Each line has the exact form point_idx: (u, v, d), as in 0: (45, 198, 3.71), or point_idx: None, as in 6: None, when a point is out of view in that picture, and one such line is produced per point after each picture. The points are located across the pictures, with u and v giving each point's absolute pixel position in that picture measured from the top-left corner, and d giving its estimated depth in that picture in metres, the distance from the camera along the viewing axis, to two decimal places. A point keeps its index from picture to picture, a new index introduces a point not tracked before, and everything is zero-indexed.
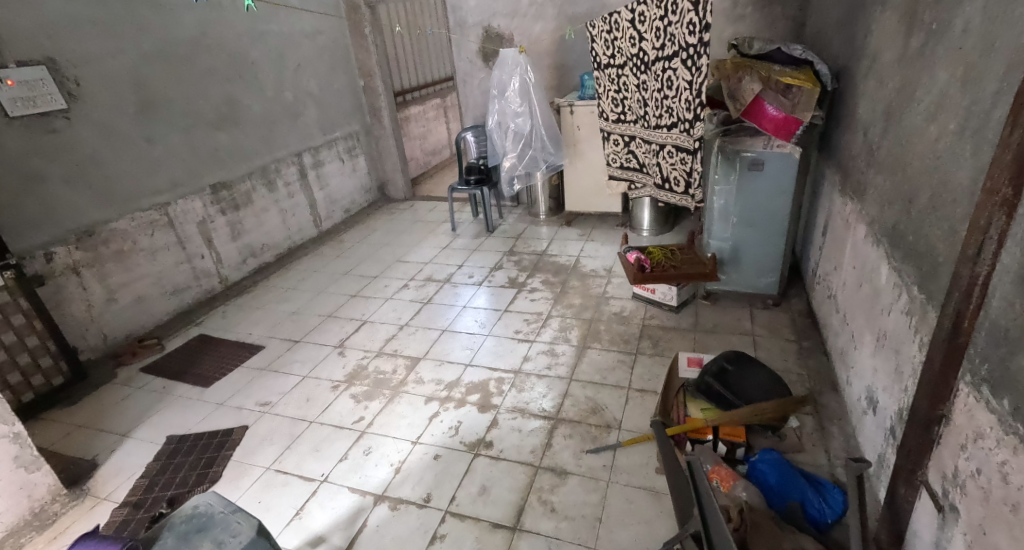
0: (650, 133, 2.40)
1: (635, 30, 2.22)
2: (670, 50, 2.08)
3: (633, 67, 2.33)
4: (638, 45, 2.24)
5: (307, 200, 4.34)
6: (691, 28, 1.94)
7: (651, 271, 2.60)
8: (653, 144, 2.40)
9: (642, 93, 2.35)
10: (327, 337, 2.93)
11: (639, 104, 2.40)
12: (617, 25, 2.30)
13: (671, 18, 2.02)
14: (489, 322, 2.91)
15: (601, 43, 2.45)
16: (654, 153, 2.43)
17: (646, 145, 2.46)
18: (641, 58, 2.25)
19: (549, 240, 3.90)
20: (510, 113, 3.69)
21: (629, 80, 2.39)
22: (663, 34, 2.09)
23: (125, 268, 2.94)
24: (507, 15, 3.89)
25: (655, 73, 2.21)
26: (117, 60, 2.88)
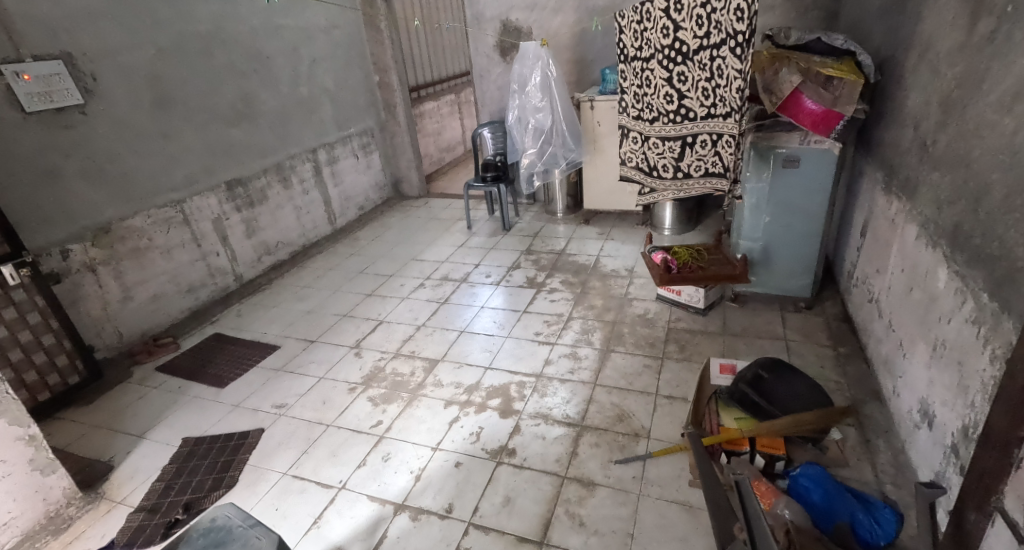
0: (675, 130, 2.29)
1: (668, 20, 2.11)
2: (714, 37, 1.99)
3: (662, 59, 2.20)
4: (670, 35, 2.12)
5: (321, 197, 4.29)
6: (742, 15, 1.87)
7: (678, 272, 2.52)
8: (677, 140, 2.30)
9: (668, 88, 2.23)
10: (343, 338, 2.88)
11: (663, 100, 2.28)
12: (650, 14, 2.18)
13: (716, 4, 1.93)
14: (508, 323, 2.84)
15: (629, 33, 2.34)
16: (677, 151, 2.32)
17: (667, 144, 2.35)
18: (675, 50, 2.13)
19: (567, 239, 3.81)
20: (531, 108, 3.59)
21: (654, 74, 2.27)
22: (705, 22, 1.99)
23: (142, 266, 2.91)
24: (526, 8, 3.80)
25: (691, 64, 2.11)
26: (133, 55, 2.84)
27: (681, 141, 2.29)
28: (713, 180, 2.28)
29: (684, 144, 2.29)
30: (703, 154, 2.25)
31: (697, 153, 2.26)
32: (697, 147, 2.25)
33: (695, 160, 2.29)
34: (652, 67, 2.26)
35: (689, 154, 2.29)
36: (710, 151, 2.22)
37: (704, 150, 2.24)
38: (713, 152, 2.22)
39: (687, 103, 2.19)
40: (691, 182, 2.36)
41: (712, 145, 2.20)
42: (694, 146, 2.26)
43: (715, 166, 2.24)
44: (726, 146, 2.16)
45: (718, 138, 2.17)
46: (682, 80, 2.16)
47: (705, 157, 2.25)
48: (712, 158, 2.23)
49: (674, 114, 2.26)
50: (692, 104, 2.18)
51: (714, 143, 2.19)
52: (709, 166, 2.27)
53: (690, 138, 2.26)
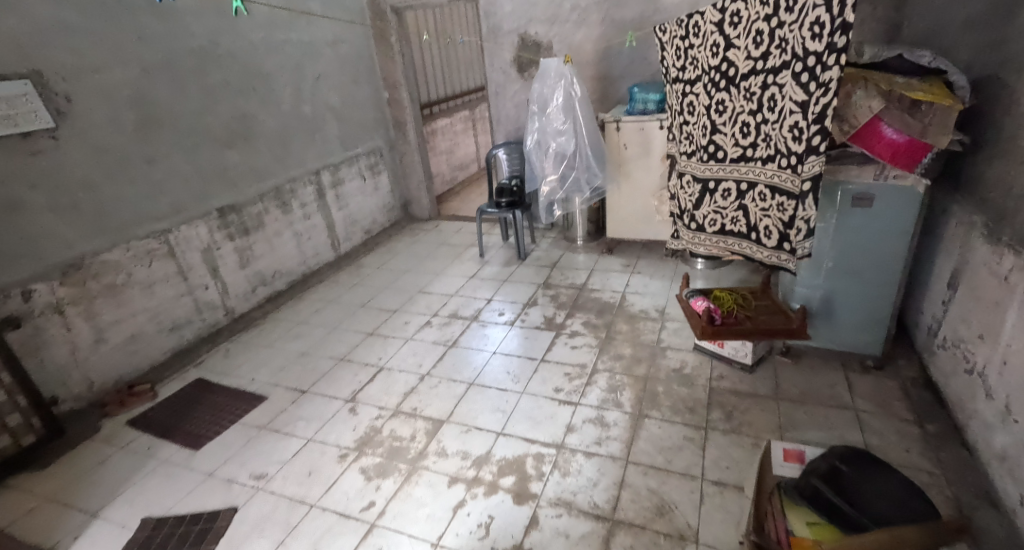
0: (702, 169, 1.96)
1: (718, 35, 1.76)
2: (769, 57, 1.61)
3: (706, 82, 1.87)
4: (719, 55, 1.78)
5: (324, 222, 4.01)
6: (816, 30, 1.45)
7: (722, 325, 2.15)
8: (702, 181, 1.97)
9: (706, 118, 1.89)
10: (338, 388, 2.56)
11: (699, 131, 1.95)
12: (698, 28, 1.84)
13: (784, 17, 1.53)
14: (524, 373, 2.50)
15: (671, 49, 2.03)
16: (698, 196, 2.00)
17: (693, 184, 2.03)
18: (721, 73, 1.79)
19: (589, 272, 3.47)
20: (552, 132, 3.25)
21: (693, 100, 1.96)
22: (765, 38, 1.61)
23: (119, 304, 2.63)
24: (547, 21, 3.51)
25: (736, 91, 1.75)
26: (114, 74, 2.58)
27: (704, 185, 1.96)
28: (728, 238, 1.94)
29: (706, 189, 1.96)
30: (721, 204, 1.91)
31: (716, 202, 1.93)
32: (718, 195, 1.91)
33: (712, 211, 1.96)
34: (693, 91, 1.94)
35: (708, 202, 1.96)
36: (730, 203, 1.88)
37: (723, 200, 1.90)
38: (733, 204, 1.87)
39: (721, 139, 1.85)
40: (704, 236, 2.03)
41: (735, 196, 1.85)
42: (715, 194, 1.93)
43: (734, 223, 1.89)
44: (752, 199, 1.80)
45: (743, 188, 1.81)
46: (720, 110, 1.82)
47: (722, 208, 1.91)
48: (732, 211, 1.88)
49: (704, 150, 1.94)
50: (724, 141, 1.84)
51: (738, 194, 1.84)
52: (726, 221, 1.92)
53: (713, 182, 1.92)
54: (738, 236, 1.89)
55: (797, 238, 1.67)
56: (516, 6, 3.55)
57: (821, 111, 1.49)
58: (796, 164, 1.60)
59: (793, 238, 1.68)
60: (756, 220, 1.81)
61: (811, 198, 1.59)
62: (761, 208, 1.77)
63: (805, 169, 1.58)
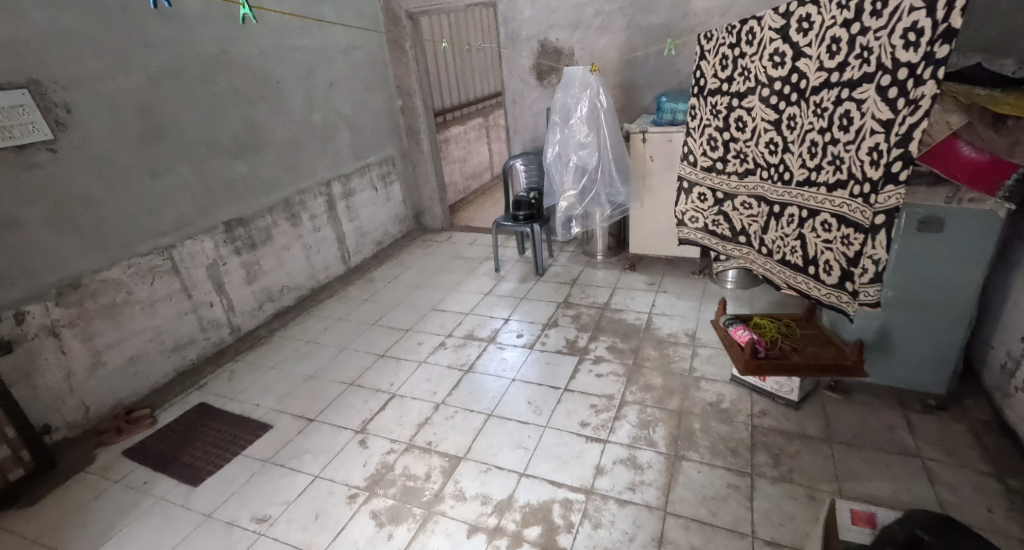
0: (764, 190, 1.78)
1: (784, 43, 1.59)
2: (846, 68, 1.43)
3: (765, 96, 1.70)
4: (786, 65, 1.60)
5: (335, 234, 3.87)
6: (911, 38, 1.26)
7: (767, 359, 1.96)
8: (764, 203, 1.79)
9: (768, 134, 1.72)
10: (347, 417, 2.41)
11: (759, 149, 1.77)
12: (759, 35, 1.67)
13: (868, 23, 1.35)
14: (546, 404, 2.33)
15: (720, 58, 1.87)
16: (762, 219, 1.82)
17: (756, 204, 1.83)
18: (788, 85, 1.61)
19: (611, 290, 3.29)
20: (574, 144, 3.05)
21: (746, 115, 1.79)
22: (842, 46, 1.43)
23: (119, 324, 2.49)
24: (568, 26, 3.35)
25: (806, 106, 1.57)
26: (117, 83, 2.45)
27: (767, 210, 1.78)
28: (786, 269, 1.76)
29: (769, 212, 1.78)
30: (784, 230, 1.72)
31: (778, 229, 1.75)
32: (782, 220, 1.73)
33: (775, 238, 1.78)
34: (747, 105, 1.77)
35: (773, 227, 1.77)
36: (792, 230, 1.69)
37: (785, 226, 1.72)
38: (795, 231, 1.68)
39: (788, 158, 1.66)
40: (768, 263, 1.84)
41: (798, 224, 1.66)
42: (777, 220, 1.75)
43: (794, 254, 1.71)
44: (812, 229, 1.61)
45: (804, 216, 1.63)
46: (787, 126, 1.64)
47: (784, 234, 1.73)
48: (793, 239, 1.70)
49: (765, 170, 1.76)
50: (790, 161, 1.66)
51: (799, 222, 1.66)
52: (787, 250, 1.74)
53: (777, 206, 1.74)
54: (795, 268, 1.71)
55: (861, 278, 1.49)
56: (536, 11, 3.40)
57: (906, 133, 1.29)
58: (869, 194, 1.41)
59: (857, 277, 1.50)
60: (815, 252, 1.62)
61: (882, 233, 1.40)
62: (822, 238, 1.58)
63: (879, 200, 1.38)
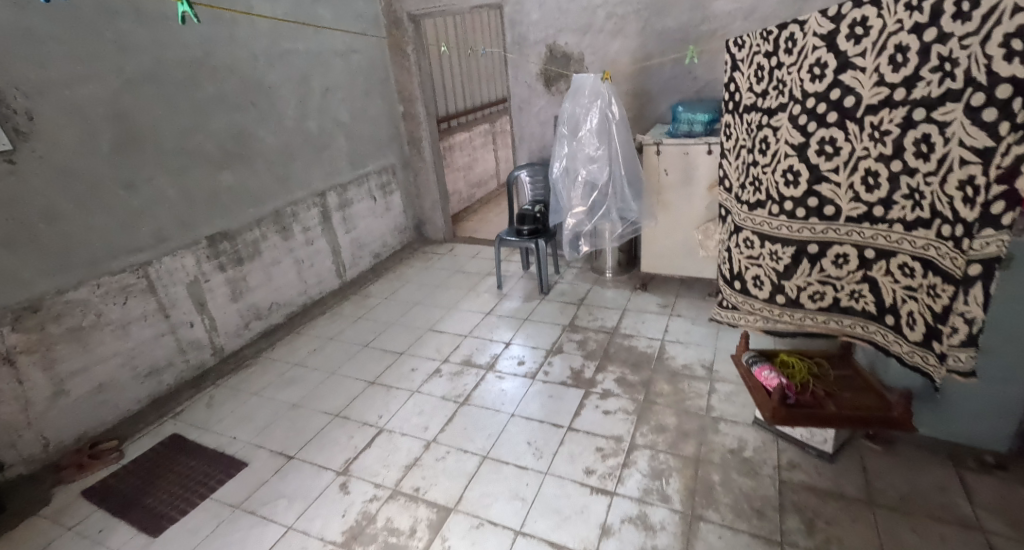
0: (775, 227, 1.62)
1: (829, 52, 1.36)
2: (914, 84, 1.21)
3: (798, 115, 1.48)
4: (827, 78, 1.38)
5: (329, 247, 3.68)
6: (1016, 46, 1.03)
7: (798, 407, 1.72)
8: (778, 243, 1.62)
9: (797, 160, 1.51)
10: (330, 455, 2.20)
11: (776, 177, 1.58)
12: (795, 45, 1.45)
13: (949, 28, 1.13)
14: (547, 445, 2.12)
15: (750, 69, 1.65)
16: (788, 258, 1.61)
17: (757, 243, 1.71)
18: (830, 104, 1.39)
19: (621, 312, 3.07)
20: (583, 158, 2.83)
21: (773, 136, 1.58)
22: (910, 57, 1.21)
23: (85, 349, 2.30)
24: (579, 30, 3.14)
25: (857, 127, 1.35)
26: (89, 87, 2.27)
27: (797, 248, 1.58)
28: (843, 316, 1.56)
29: (783, 252, 1.62)
30: (821, 272, 1.55)
31: (823, 272, 1.54)
32: (819, 262, 1.54)
33: (814, 282, 1.57)
34: (775, 124, 1.56)
35: (814, 269, 1.56)
36: (847, 272, 1.49)
37: (824, 268, 1.54)
38: (858, 277, 1.48)
39: (826, 189, 1.46)
40: (796, 313, 1.66)
41: (858, 265, 1.46)
42: (817, 261, 1.54)
43: (864, 304, 1.50)
44: (885, 271, 1.41)
45: (873, 258, 1.43)
46: (819, 152, 1.45)
47: (829, 276, 1.54)
48: (850, 281, 1.50)
49: (781, 204, 1.58)
50: (827, 194, 1.47)
51: (863, 264, 1.46)
52: (836, 294, 1.54)
53: (795, 247, 1.58)
54: (860, 315, 1.51)
55: (950, 340, 1.26)
56: (544, 13, 3.19)
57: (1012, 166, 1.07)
58: (961, 237, 1.18)
59: (945, 338, 1.27)
60: (892, 300, 1.42)
61: (978, 287, 1.18)
62: (900, 284, 1.38)
63: (973, 247, 1.16)
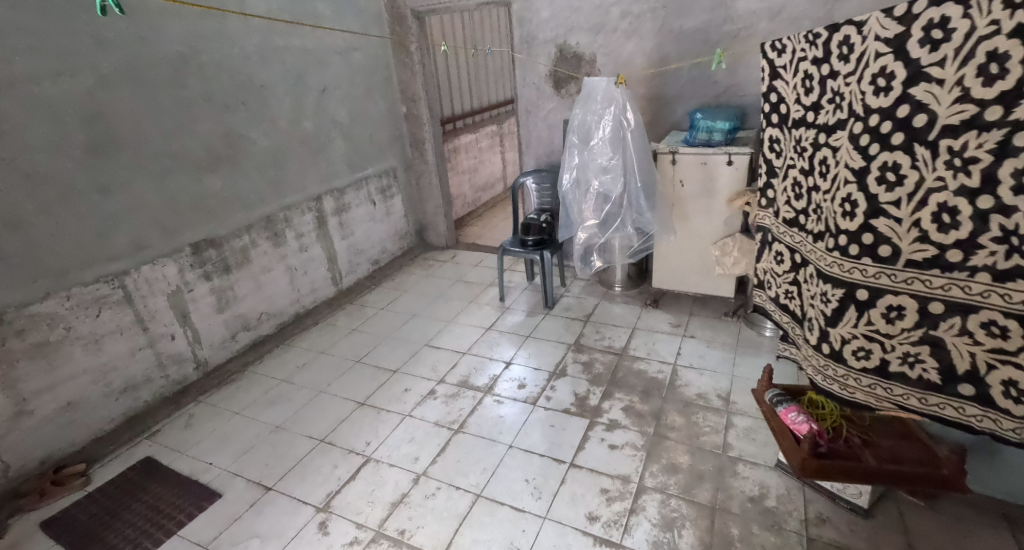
0: (827, 264, 1.36)
1: (897, 59, 1.12)
2: (1014, 103, 0.97)
3: (859, 134, 1.24)
4: (894, 91, 1.14)
5: (325, 253, 3.51)
6: None
7: (830, 458, 1.51)
8: (827, 283, 1.36)
9: (855, 188, 1.25)
10: (310, 488, 2.03)
11: (833, 205, 1.33)
12: (860, 49, 1.21)
13: None
14: (547, 484, 1.93)
15: (800, 81, 1.44)
16: (835, 303, 1.34)
17: (812, 279, 1.45)
18: (898, 122, 1.14)
19: (630, 330, 2.87)
20: (595, 168, 2.60)
21: (831, 157, 1.33)
22: (1010, 68, 0.96)
23: (53, 366, 2.15)
24: (591, 30, 2.95)
25: (929, 152, 1.10)
26: (60, 85, 2.11)
27: (845, 293, 1.31)
28: (891, 382, 1.27)
29: (830, 294, 1.35)
30: (868, 325, 1.28)
31: (872, 324, 1.26)
32: (866, 312, 1.27)
33: (859, 334, 1.30)
34: (833, 142, 1.32)
35: (860, 320, 1.29)
36: (900, 329, 1.22)
37: (872, 321, 1.26)
38: (918, 336, 1.19)
39: (883, 225, 1.20)
40: (839, 369, 1.37)
41: (916, 321, 1.19)
42: (864, 311, 1.27)
43: (924, 370, 1.21)
44: (959, 331, 1.14)
45: (941, 312, 1.15)
46: (880, 180, 1.19)
47: (878, 331, 1.26)
48: (901, 341, 1.23)
49: (837, 237, 1.31)
50: (883, 231, 1.20)
51: (925, 320, 1.18)
52: (886, 354, 1.26)
53: (843, 290, 1.31)
54: (914, 385, 1.23)
55: None
56: (555, 11, 3.00)
57: None
58: None
59: None
60: (969, 366, 1.14)
61: None
62: (981, 347, 1.12)
63: None
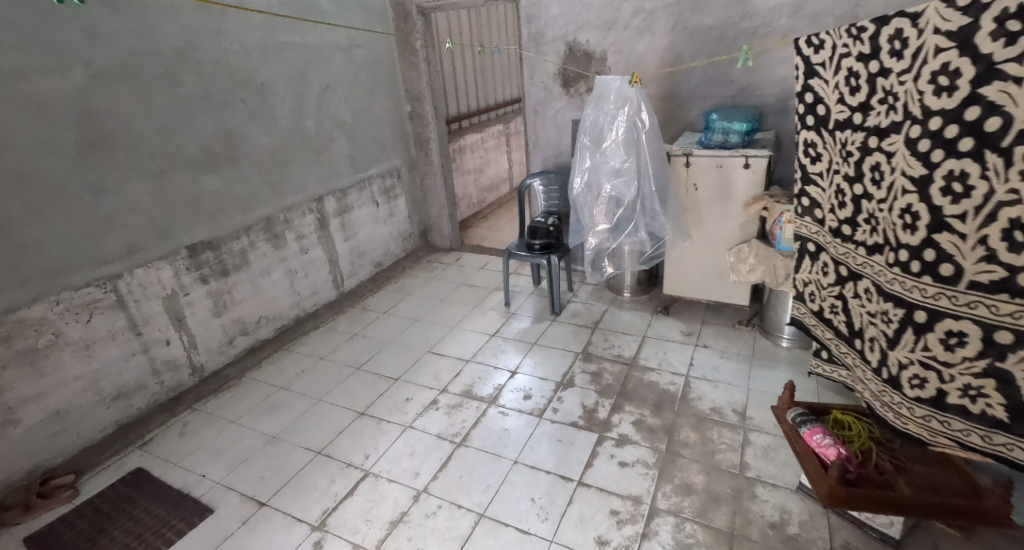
0: (887, 280, 1.29)
1: (964, 56, 1.05)
2: None
3: (920, 139, 1.16)
4: (959, 93, 1.06)
5: (326, 255, 3.42)
6: None
7: (859, 485, 1.41)
8: (888, 300, 1.30)
9: (917, 200, 1.18)
10: (306, 504, 1.94)
11: (892, 217, 1.26)
12: (919, 45, 1.14)
13: None
14: (553, 504, 1.83)
15: (844, 78, 1.37)
16: (896, 324, 1.28)
17: (868, 296, 1.38)
18: (964, 127, 1.06)
19: (640, 339, 2.77)
20: (607, 171, 2.50)
21: (885, 164, 1.27)
22: None
23: (41, 373, 2.08)
24: (602, 27, 2.85)
25: (998, 163, 1.02)
26: (50, 82, 2.03)
27: (906, 313, 1.24)
28: (949, 416, 1.19)
29: (893, 314, 1.28)
30: (926, 351, 1.21)
31: (933, 351, 1.19)
32: (925, 336, 1.20)
33: (919, 361, 1.22)
34: (888, 147, 1.25)
35: (920, 345, 1.21)
36: (961, 357, 1.15)
37: (930, 346, 1.20)
38: (983, 367, 1.11)
39: (947, 241, 1.13)
40: (895, 396, 1.31)
41: (980, 350, 1.11)
42: (925, 336, 1.20)
43: (987, 405, 1.12)
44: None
45: (1008, 342, 1.06)
46: (945, 191, 1.12)
47: (935, 358, 1.19)
48: (960, 371, 1.15)
49: (897, 252, 1.25)
50: (946, 247, 1.13)
51: (991, 349, 1.10)
52: (943, 385, 1.19)
53: (905, 310, 1.24)
54: (974, 420, 1.15)
55: None
56: (564, 7, 2.90)
57: None
58: None
59: None
60: None
61: None
62: None
63: None
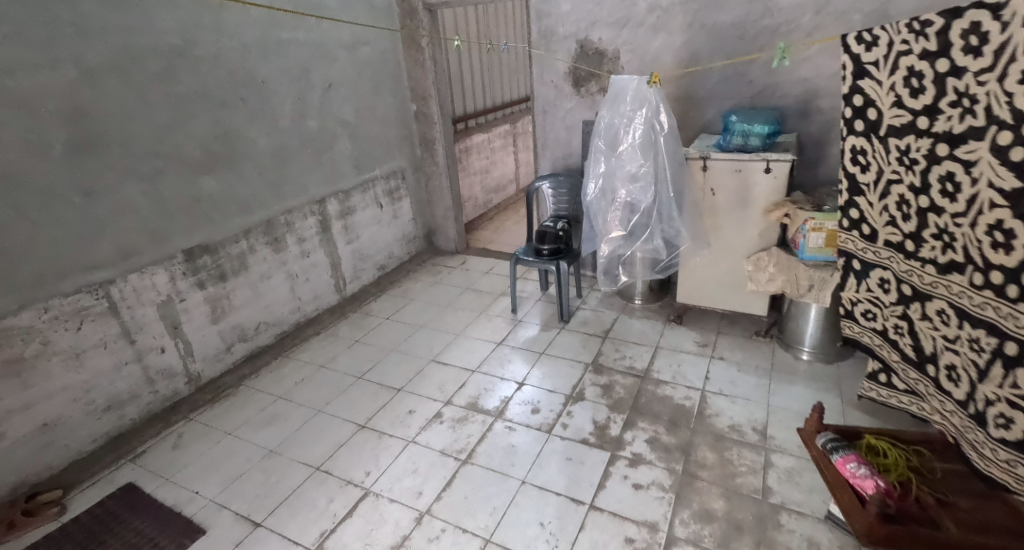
0: (971, 306, 1.24)
1: None
2: None
3: (1004, 149, 1.11)
4: None
5: (328, 259, 3.33)
6: None
7: (900, 522, 1.31)
8: (972, 326, 1.25)
9: (1007, 221, 1.13)
10: (303, 526, 1.85)
11: (975, 237, 1.21)
12: (1002, 42, 1.08)
13: None
14: (564, 529, 1.73)
15: (901, 78, 1.32)
16: (982, 357, 1.23)
17: (944, 321, 1.34)
18: None
19: (653, 349, 2.65)
20: (623, 176, 2.38)
21: (962, 174, 1.21)
22: None
23: (27, 384, 1.99)
24: (615, 24, 2.73)
25: None
26: (38, 80, 1.94)
27: (993, 346, 1.20)
28: None
29: (981, 342, 1.23)
30: (1014, 388, 1.16)
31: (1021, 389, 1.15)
32: (1015, 371, 1.16)
33: (1006, 396, 1.18)
34: (964, 156, 1.20)
35: (1009, 380, 1.17)
36: None
37: (1019, 382, 1.15)
38: None
39: None
40: (981, 432, 1.27)
41: None
42: (1015, 371, 1.15)
43: None
44: None
45: None
46: None
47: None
48: None
49: (983, 273, 1.20)
50: None
51: None
52: None
53: (992, 340, 1.20)
54: None
55: None
56: (576, 4, 2.79)
57: None
58: None
59: None
60: None
61: None
62: None
63: None
